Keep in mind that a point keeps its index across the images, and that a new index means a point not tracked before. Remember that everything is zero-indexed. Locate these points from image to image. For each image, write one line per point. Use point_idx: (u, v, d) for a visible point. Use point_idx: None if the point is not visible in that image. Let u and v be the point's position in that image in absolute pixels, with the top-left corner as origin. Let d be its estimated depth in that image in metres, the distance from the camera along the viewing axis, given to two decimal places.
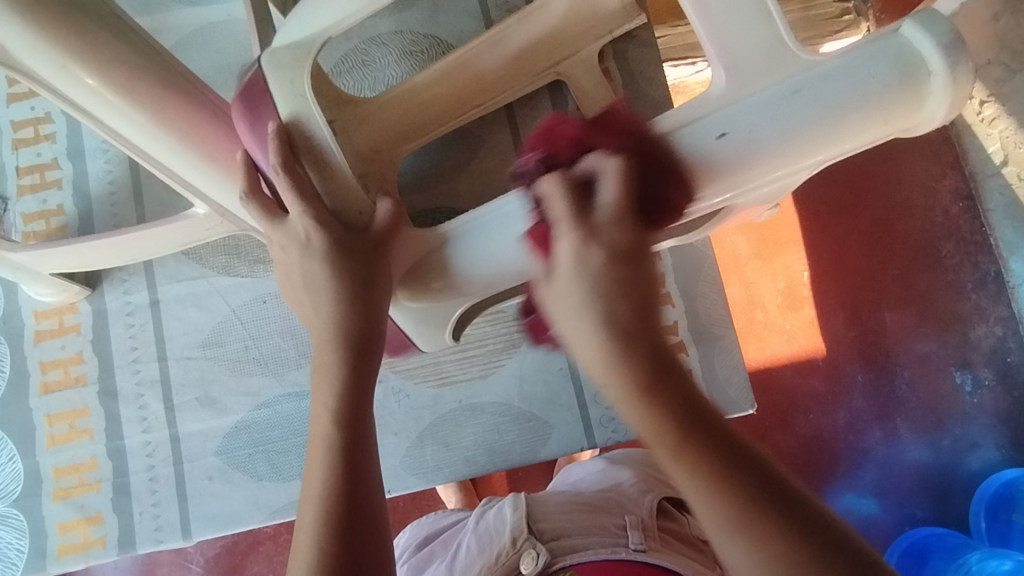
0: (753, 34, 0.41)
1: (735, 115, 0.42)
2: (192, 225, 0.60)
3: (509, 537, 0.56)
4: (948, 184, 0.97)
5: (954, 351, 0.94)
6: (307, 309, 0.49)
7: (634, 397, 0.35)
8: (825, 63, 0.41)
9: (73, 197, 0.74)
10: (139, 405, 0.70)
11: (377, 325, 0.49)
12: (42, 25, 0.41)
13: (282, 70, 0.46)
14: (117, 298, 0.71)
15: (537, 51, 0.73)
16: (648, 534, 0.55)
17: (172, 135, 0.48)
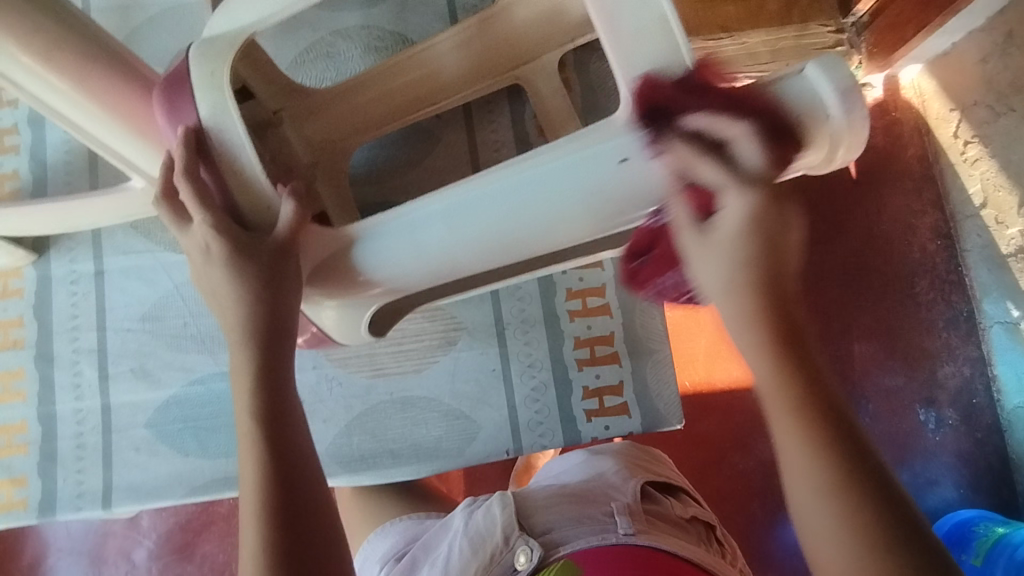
0: (655, 58, 0.44)
1: (640, 143, 0.45)
2: (130, 200, 0.61)
3: (500, 534, 0.58)
4: (926, 222, 0.97)
5: (920, 388, 0.95)
6: (211, 297, 0.51)
7: (761, 360, 0.39)
8: (729, 99, 0.44)
9: (29, 163, 0.74)
10: (74, 372, 0.70)
11: (285, 320, 0.50)
12: None
13: (205, 60, 0.48)
14: (63, 266, 0.72)
15: (499, 55, 0.74)
16: (635, 518, 0.57)
17: (96, 104, 0.49)
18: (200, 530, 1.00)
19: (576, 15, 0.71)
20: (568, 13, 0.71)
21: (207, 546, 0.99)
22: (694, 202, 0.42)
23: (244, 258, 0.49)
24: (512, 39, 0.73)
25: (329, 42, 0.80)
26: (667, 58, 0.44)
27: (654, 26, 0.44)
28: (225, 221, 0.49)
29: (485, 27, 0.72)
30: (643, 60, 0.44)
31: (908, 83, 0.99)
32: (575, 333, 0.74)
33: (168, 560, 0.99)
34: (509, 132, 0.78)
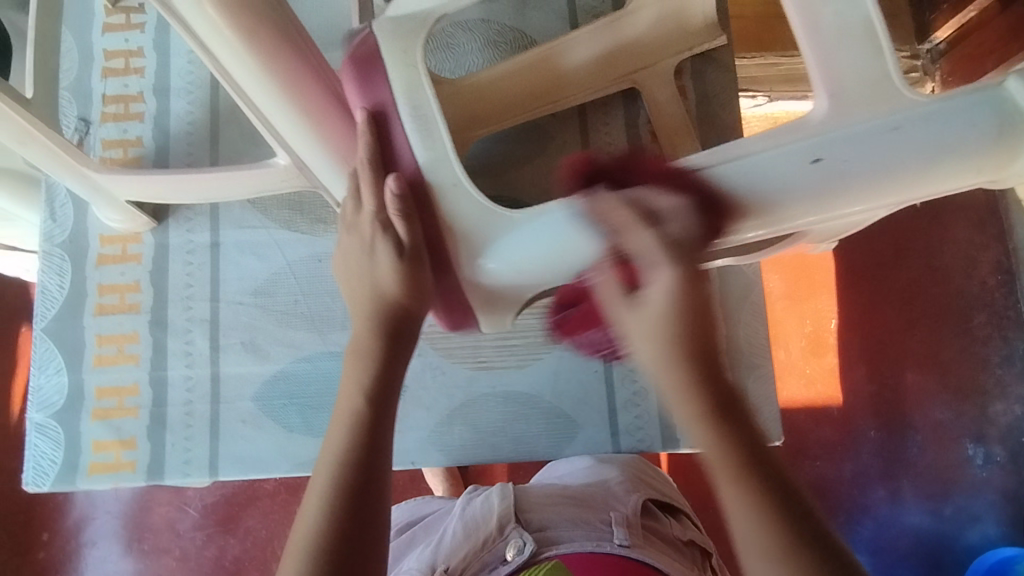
0: (859, 60, 0.41)
1: (834, 142, 0.41)
2: (271, 175, 0.62)
3: (495, 524, 0.61)
4: (989, 257, 1.01)
5: (971, 424, 0.99)
6: (354, 282, 0.52)
7: (706, 428, 0.41)
8: (923, 105, 0.41)
9: (152, 131, 0.75)
10: (186, 340, 0.72)
11: (417, 324, 0.51)
12: None
13: (397, 39, 0.46)
14: (180, 235, 0.73)
15: (617, 58, 0.74)
16: (631, 531, 0.61)
17: (279, 82, 0.49)
18: (245, 504, 1.03)
19: (698, 20, 0.73)
20: (688, 19, 0.73)
21: (249, 521, 1.02)
22: (621, 275, 0.45)
23: (393, 248, 0.48)
24: (637, 40, 0.73)
25: (448, 33, 0.80)
26: (871, 61, 0.41)
27: (860, 29, 0.41)
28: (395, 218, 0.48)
29: (613, 26, 0.72)
30: (841, 63, 0.41)
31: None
32: None
33: (212, 531, 1.02)
34: (623, 136, 0.78)
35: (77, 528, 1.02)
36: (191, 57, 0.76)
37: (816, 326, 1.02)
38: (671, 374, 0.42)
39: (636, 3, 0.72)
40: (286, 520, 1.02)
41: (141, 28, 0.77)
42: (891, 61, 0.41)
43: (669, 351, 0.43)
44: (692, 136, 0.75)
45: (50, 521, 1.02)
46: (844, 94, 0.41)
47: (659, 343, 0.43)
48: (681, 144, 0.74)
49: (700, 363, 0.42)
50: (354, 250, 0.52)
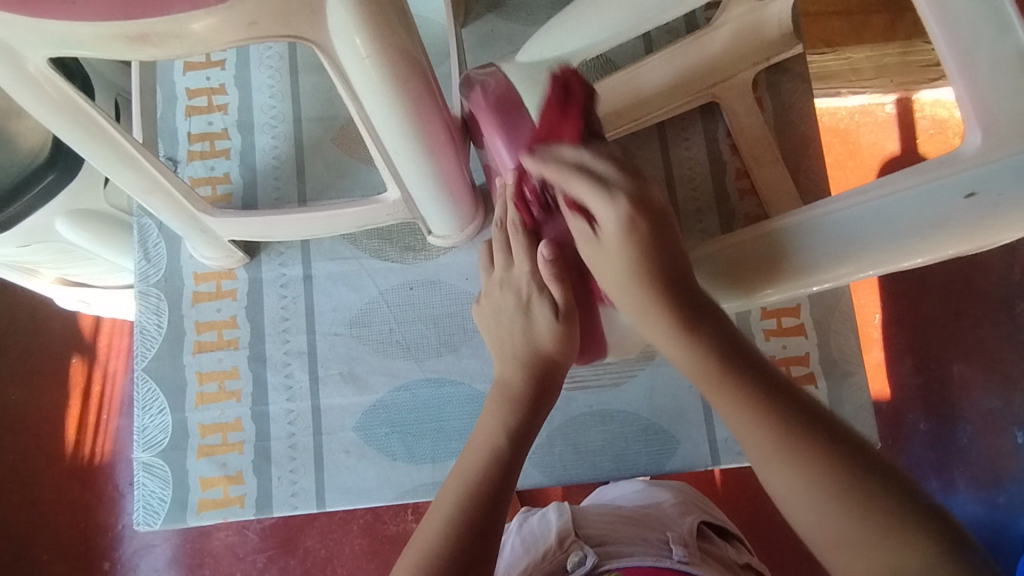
0: (1013, 97, 0.42)
1: (987, 176, 0.40)
2: (378, 210, 0.63)
3: (555, 538, 0.62)
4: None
5: (1019, 411, 1.00)
6: (501, 331, 0.59)
7: (729, 405, 0.46)
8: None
9: (239, 167, 0.76)
10: (286, 374, 0.72)
11: (559, 373, 0.57)
12: (369, 21, 0.40)
13: (535, 81, 0.53)
14: (273, 269, 0.74)
15: (695, 75, 0.75)
16: (690, 550, 0.61)
17: (415, 125, 0.49)
18: (303, 526, 1.03)
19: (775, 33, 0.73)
20: (768, 34, 0.73)
21: (309, 542, 1.02)
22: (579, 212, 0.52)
23: (550, 310, 0.56)
24: (715, 56, 0.74)
25: None
26: None
27: (1013, 62, 0.42)
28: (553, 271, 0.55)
29: (692, 44, 0.73)
30: (995, 95, 0.42)
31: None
32: (771, 353, 0.75)
33: (274, 553, 1.02)
34: (703, 149, 0.79)
35: (135, 558, 1.02)
36: (272, 91, 0.77)
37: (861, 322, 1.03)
38: (708, 380, 0.47)
39: (720, 20, 0.71)
40: (344, 540, 1.02)
41: (221, 66, 0.78)
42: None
43: (694, 347, 0.48)
44: (774, 147, 0.75)
45: (111, 551, 1.03)
46: (998, 128, 0.41)
47: (691, 363, 0.48)
48: (764, 155, 0.75)
49: (725, 354, 0.48)
50: (506, 305, 0.59)
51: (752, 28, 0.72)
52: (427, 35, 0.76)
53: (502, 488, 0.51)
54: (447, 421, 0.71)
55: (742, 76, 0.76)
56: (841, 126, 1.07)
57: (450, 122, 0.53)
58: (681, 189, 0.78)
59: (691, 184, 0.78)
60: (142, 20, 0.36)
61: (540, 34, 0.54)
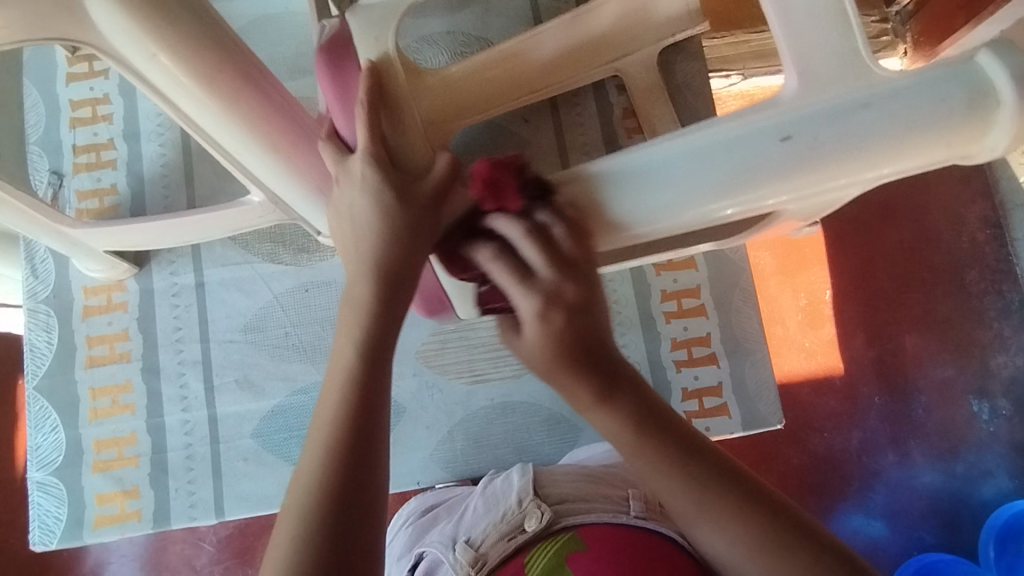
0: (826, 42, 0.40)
1: (801, 119, 0.39)
2: (246, 213, 0.62)
3: (515, 498, 0.57)
4: (976, 211, 0.95)
5: (972, 378, 0.92)
6: (345, 239, 0.45)
7: (641, 456, 0.42)
8: (894, 80, 0.39)
9: (126, 177, 0.75)
10: (180, 384, 0.71)
11: (414, 274, 0.44)
12: (146, 16, 0.39)
13: (370, 25, 0.50)
14: (164, 279, 0.73)
15: (584, 51, 0.69)
16: (649, 507, 0.56)
17: (247, 126, 0.47)
18: None
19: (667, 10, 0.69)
20: (659, 11, 0.69)
21: None
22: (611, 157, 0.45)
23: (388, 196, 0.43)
24: (604, 34, 0.69)
25: (414, 49, 0.79)
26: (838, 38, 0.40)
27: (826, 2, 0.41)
28: (379, 155, 0.43)
29: (575, 22, 0.68)
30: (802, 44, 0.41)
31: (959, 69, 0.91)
32: (672, 334, 0.74)
33: None
34: (598, 133, 0.77)
35: None
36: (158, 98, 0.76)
37: (812, 297, 0.94)
38: (638, 450, 0.42)
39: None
40: None
41: (104, 75, 0.76)
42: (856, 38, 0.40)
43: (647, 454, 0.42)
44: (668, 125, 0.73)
45: None
46: (815, 71, 0.40)
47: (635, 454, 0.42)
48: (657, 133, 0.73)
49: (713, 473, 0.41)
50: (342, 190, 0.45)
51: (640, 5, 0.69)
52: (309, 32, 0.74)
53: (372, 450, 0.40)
54: None
55: (638, 54, 0.72)
56: None
57: (293, 116, 0.50)
58: None
59: None
60: None
61: None
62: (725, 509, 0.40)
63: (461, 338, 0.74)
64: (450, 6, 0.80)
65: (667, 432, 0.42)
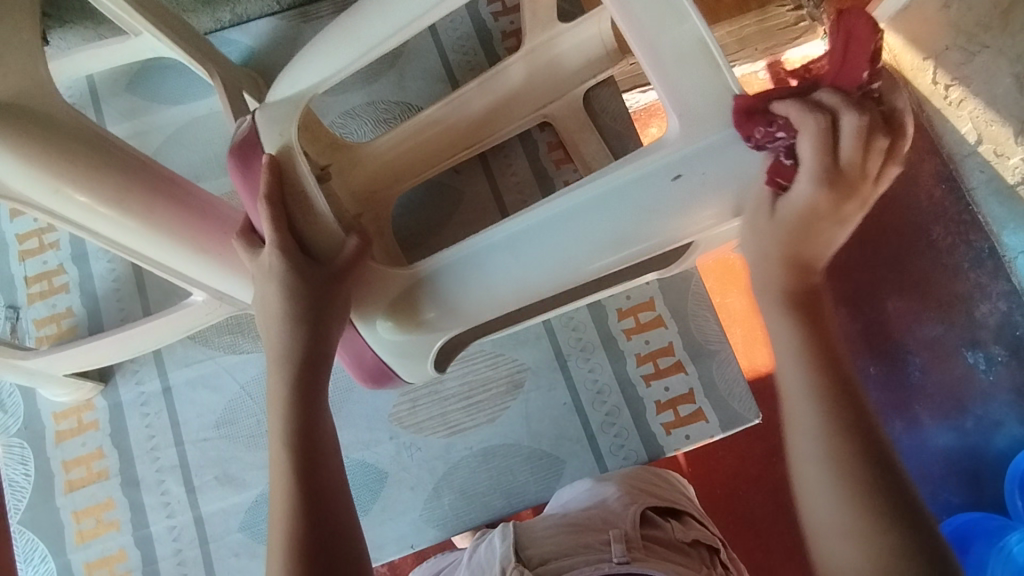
0: (702, 87, 0.45)
1: (688, 159, 0.46)
2: (194, 312, 0.63)
3: (497, 567, 0.53)
4: (927, 167, 0.93)
5: (963, 332, 0.91)
6: (262, 327, 0.51)
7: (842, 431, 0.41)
8: (775, 113, 0.45)
9: (80, 298, 0.76)
10: (161, 491, 0.71)
11: (325, 346, 0.50)
12: (40, 157, 0.43)
13: (273, 122, 0.52)
14: (131, 389, 0.74)
15: (493, 116, 0.75)
16: (631, 546, 0.53)
17: (167, 235, 0.49)
18: None
19: (570, 67, 0.74)
20: (568, 57, 0.74)
21: None
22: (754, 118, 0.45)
23: (294, 283, 0.49)
24: (514, 96, 0.74)
25: (340, 124, 0.83)
26: (707, 84, 0.45)
27: (694, 55, 0.46)
28: (288, 245, 0.49)
29: (484, 87, 0.74)
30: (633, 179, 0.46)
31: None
32: (635, 350, 0.75)
33: None
34: (528, 170, 0.81)
35: None
36: None
37: None
38: (827, 429, 0.41)
39: (505, 61, 0.73)
40: None
41: None
42: (732, 84, 0.45)
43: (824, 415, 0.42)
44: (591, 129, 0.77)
45: None
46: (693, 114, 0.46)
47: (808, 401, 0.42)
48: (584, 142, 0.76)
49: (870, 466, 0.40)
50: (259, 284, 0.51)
51: (546, 58, 0.73)
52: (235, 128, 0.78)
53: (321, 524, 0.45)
54: None
55: (561, 100, 0.76)
56: None
57: (218, 217, 0.52)
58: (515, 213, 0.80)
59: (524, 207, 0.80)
60: None
61: (287, 73, 0.53)
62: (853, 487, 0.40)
63: (429, 392, 0.74)
64: (365, 78, 0.84)
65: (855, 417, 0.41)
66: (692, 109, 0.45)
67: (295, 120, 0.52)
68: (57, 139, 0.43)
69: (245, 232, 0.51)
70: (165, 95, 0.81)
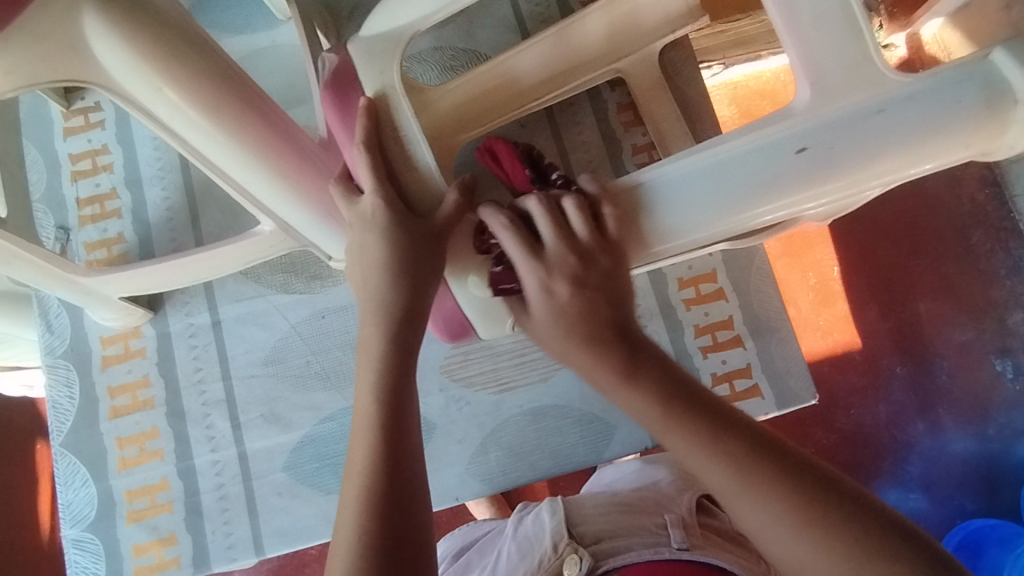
0: (839, 51, 0.42)
1: (818, 132, 0.42)
2: (258, 243, 0.62)
3: (549, 543, 0.55)
4: (973, 170, 0.92)
5: (992, 338, 0.90)
6: (358, 277, 0.50)
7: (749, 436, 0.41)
8: (909, 85, 0.42)
9: (132, 225, 0.75)
10: (206, 425, 0.70)
11: (423, 302, 0.49)
12: (147, 51, 0.39)
13: (370, 57, 0.49)
14: (180, 320, 0.73)
15: (566, 69, 0.71)
16: (689, 532, 0.54)
17: (253, 154, 0.47)
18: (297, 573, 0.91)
19: (650, 22, 0.70)
20: (646, 11, 0.70)
21: None
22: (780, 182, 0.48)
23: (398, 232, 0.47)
24: (590, 48, 0.70)
25: (405, 68, 0.81)
26: (849, 47, 0.42)
27: (835, 13, 0.42)
28: (390, 197, 0.48)
29: (560, 38, 0.69)
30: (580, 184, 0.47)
31: (929, 39, 0.94)
32: (695, 321, 0.73)
33: None
34: (596, 131, 0.78)
35: None
36: (156, 143, 0.76)
37: (818, 275, 0.93)
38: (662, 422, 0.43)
39: (582, 12, 0.69)
40: None
41: (101, 126, 0.77)
42: (873, 50, 0.42)
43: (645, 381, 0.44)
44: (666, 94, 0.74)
45: None
46: (828, 82, 0.42)
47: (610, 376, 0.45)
48: (659, 106, 0.74)
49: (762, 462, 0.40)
50: (356, 235, 0.49)
51: (625, 9, 0.69)
52: (300, 62, 0.77)
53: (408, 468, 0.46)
54: None
55: (637, 56, 0.73)
56: (768, 88, 1.03)
57: (302, 142, 0.50)
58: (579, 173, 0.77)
59: (590, 167, 0.77)
60: None
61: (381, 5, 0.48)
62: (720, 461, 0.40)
63: (482, 346, 0.73)
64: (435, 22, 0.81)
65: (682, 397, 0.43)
66: (826, 78, 0.42)
67: (394, 59, 0.48)
68: (162, 30, 0.39)
69: (344, 180, 0.51)
70: (228, 23, 0.79)
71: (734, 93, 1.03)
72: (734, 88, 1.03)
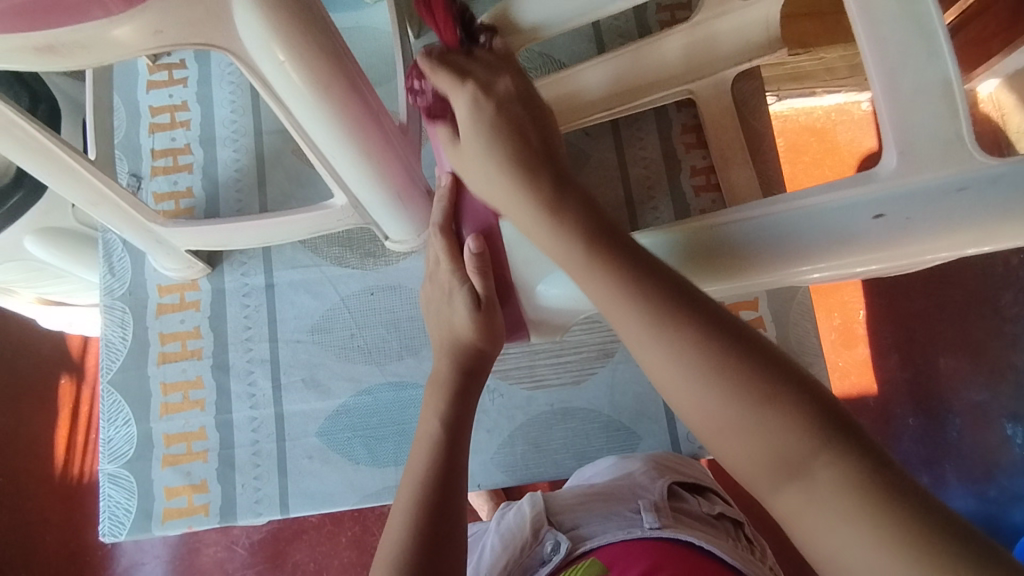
0: (932, 126, 0.44)
1: (895, 200, 0.43)
2: (327, 216, 0.64)
3: (529, 528, 0.57)
4: None
5: (1008, 402, 0.90)
6: (435, 324, 0.59)
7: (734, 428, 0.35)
8: (995, 168, 0.42)
9: (201, 181, 0.78)
10: (249, 382, 0.73)
11: (486, 358, 0.58)
12: (280, 26, 0.40)
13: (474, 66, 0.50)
14: (236, 279, 0.75)
15: (636, 87, 0.73)
16: (661, 514, 0.55)
17: (349, 134, 0.49)
18: (293, 538, 0.94)
19: (728, 48, 0.71)
20: (728, 35, 0.71)
21: (298, 555, 0.94)
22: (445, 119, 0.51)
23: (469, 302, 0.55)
24: (664, 67, 0.72)
25: None
26: (942, 123, 0.44)
27: (936, 91, 0.45)
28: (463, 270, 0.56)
29: (636, 56, 0.71)
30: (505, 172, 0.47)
31: (984, 97, 0.98)
32: None
33: (263, 569, 0.93)
34: (657, 148, 0.80)
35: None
36: (233, 106, 0.79)
37: (845, 317, 0.94)
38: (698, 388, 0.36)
39: (661, 33, 0.70)
40: (339, 550, 0.93)
41: (183, 83, 0.80)
42: (962, 129, 0.44)
43: (696, 343, 0.37)
44: (734, 121, 0.75)
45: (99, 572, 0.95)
46: (913, 150, 0.44)
47: (638, 319, 0.39)
48: (724, 132, 0.75)
49: (788, 426, 0.34)
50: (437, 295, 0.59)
51: (708, 32, 0.70)
52: (380, 47, 0.80)
53: (452, 477, 0.52)
54: (408, 423, 0.72)
55: (710, 79, 0.74)
56: (817, 125, 1.02)
57: (389, 126, 0.52)
58: (637, 189, 0.79)
59: (647, 183, 0.79)
60: (48, 32, 0.38)
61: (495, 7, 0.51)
62: (713, 392, 0.36)
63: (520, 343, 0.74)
64: None
65: (743, 345, 0.36)
66: (913, 140, 0.44)
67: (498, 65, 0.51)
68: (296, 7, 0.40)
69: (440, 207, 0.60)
70: None
71: (783, 127, 1.03)
72: (782, 120, 1.03)
